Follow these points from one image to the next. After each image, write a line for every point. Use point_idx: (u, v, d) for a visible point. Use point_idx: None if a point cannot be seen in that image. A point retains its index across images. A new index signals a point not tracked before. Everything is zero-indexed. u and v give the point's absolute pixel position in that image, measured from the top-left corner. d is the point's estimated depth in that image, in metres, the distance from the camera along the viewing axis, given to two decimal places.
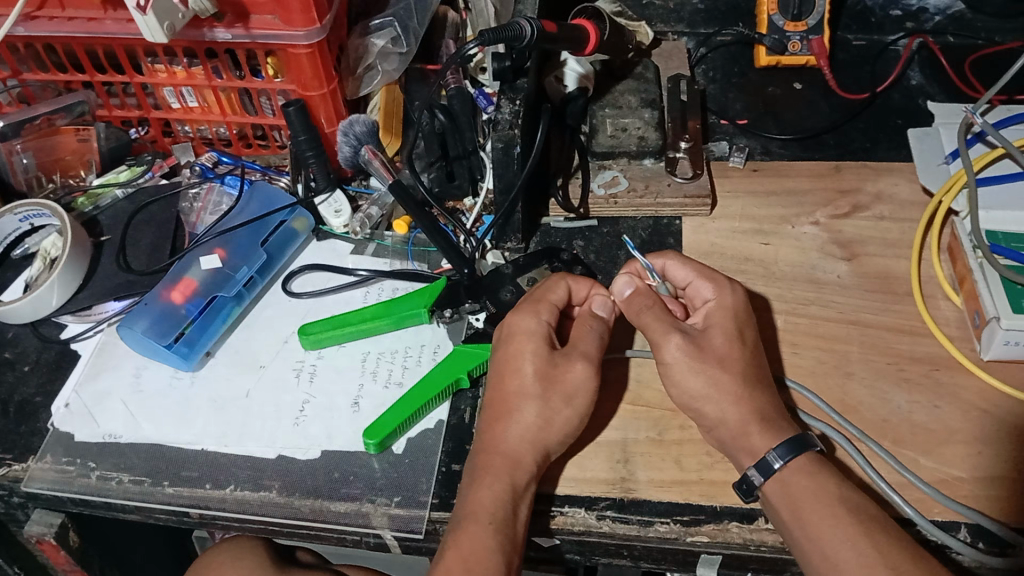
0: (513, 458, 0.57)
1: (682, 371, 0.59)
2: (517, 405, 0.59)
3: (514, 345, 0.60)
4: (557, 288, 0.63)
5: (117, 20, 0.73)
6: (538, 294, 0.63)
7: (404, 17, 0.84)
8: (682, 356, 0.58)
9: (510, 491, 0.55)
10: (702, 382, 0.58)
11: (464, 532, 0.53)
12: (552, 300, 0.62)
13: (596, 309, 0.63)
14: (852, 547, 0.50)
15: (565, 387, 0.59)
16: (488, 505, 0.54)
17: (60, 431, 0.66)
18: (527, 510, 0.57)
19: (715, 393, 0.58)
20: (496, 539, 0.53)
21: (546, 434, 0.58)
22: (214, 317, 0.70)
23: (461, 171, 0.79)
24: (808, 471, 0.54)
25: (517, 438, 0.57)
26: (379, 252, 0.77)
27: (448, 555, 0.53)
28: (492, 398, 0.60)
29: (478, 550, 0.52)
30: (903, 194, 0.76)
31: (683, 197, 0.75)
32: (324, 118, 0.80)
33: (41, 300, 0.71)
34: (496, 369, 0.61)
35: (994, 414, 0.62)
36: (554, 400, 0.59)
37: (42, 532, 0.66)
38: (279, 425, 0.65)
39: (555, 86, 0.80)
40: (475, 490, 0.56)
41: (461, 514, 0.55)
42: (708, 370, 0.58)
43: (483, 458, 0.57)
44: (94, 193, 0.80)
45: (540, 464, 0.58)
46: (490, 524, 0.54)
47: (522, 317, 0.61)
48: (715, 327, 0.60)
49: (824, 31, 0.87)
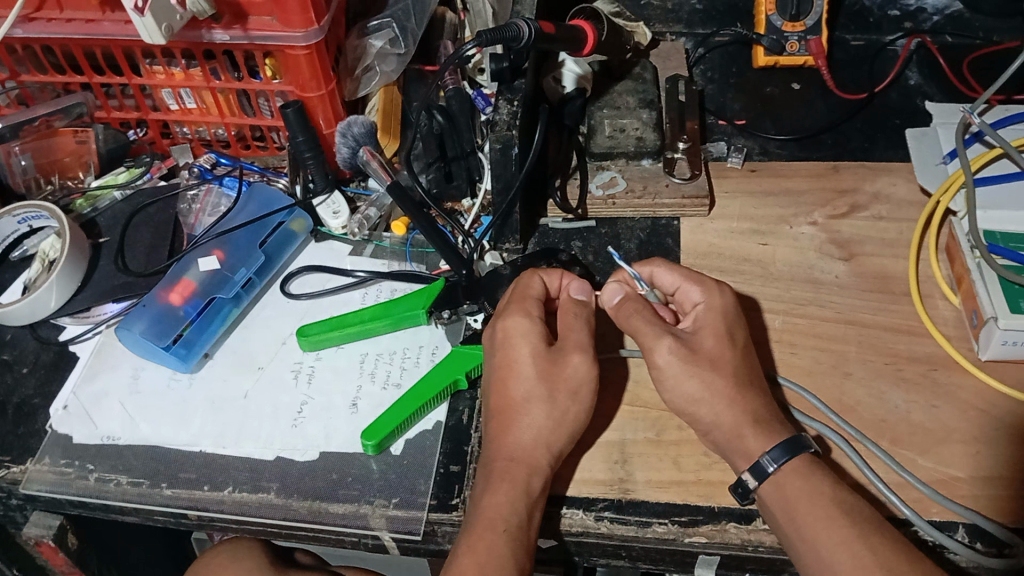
0: (526, 463, 0.57)
1: (675, 374, 0.58)
2: (524, 409, 0.59)
3: (510, 347, 0.61)
4: (532, 283, 0.63)
5: (114, 22, 0.73)
6: (520, 292, 0.63)
7: (402, 17, 0.84)
8: (675, 360, 0.58)
9: (524, 497, 0.56)
10: (697, 385, 0.58)
11: (479, 540, 0.53)
12: (533, 295, 0.63)
13: (573, 293, 0.63)
14: (846, 549, 0.50)
15: (568, 383, 0.59)
16: (504, 512, 0.54)
17: (58, 433, 0.66)
18: (540, 513, 0.57)
19: (709, 396, 0.58)
20: (510, 546, 0.53)
21: (554, 435, 0.58)
22: (213, 318, 0.70)
23: (459, 173, 0.79)
24: (803, 472, 0.54)
25: (530, 441, 0.58)
26: (376, 253, 0.77)
27: (462, 561, 0.53)
28: (495, 404, 0.60)
29: (496, 559, 0.52)
30: (901, 193, 0.76)
31: (681, 197, 0.75)
32: (323, 119, 0.80)
33: (40, 302, 0.71)
34: (495, 373, 0.61)
35: (993, 414, 0.62)
36: (561, 399, 0.59)
37: (41, 534, 0.67)
38: (277, 425, 0.65)
39: (553, 87, 0.80)
40: (489, 496, 0.56)
41: (476, 521, 0.55)
42: (701, 373, 0.58)
43: (492, 465, 0.57)
44: (94, 194, 0.80)
45: (552, 466, 0.58)
46: (505, 532, 0.54)
47: (514, 319, 0.61)
48: (704, 329, 0.60)
49: (822, 31, 0.87)
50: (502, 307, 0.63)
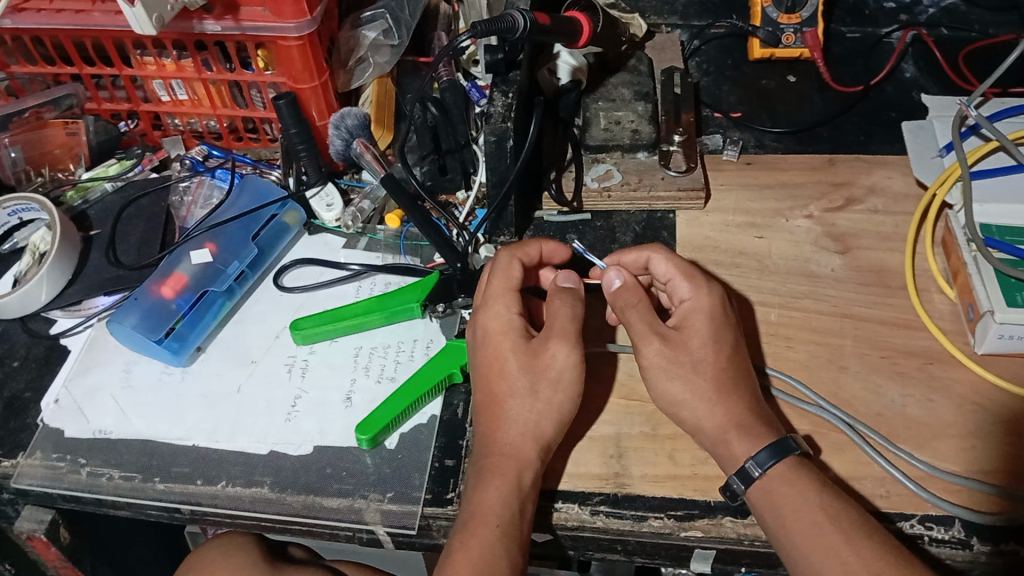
0: (513, 455, 0.57)
1: (659, 374, 0.59)
2: (511, 403, 0.58)
3: (492, 345, 0.60)
4: (512, 270, 0.62)
5: (105, 13, 0.71)
6: (502, 281, 0.62)
7: (395, 8, 0.84)
8: (658, 360, 0.59)
9: (515, 490, 0.55)
10: (678, 387, 0.58)
11: (472, 535, 0.53)
12: (514, 286, 0.62)
13: (561, 282, 0.63)
14: (834, 554, 0.50)
15: (551, 373, 0.59)
16: (496, 508, 0.54)
17: (49, 428, 0.65)
18: (533, 506, 0.57)
19: (690, 399, 0.58)
20: (503, 542, 0.53)
21: (542, 427, 0.58)
22: (205, 312, 0.70)
23: (454, 165, 0.78)
24: (788, 478, 0.54)
25: (517, 436, 0.57)
26: (371, 246, 0.76)
27: (456, 556, 0.53)
28: (481, 400, 0.60)
29: (486, 553, 0.52)
30: (897, 187, 0.76)
31: (677, 190, 0.75)
32: (316, 111, 0.79)
33: (30, 296, 0.70)
34: (479, 370, 0.61)
35: (988, 408, 0.62)
36: (544, 391, 0.59)
37: (32, 529, 0.66)
38: (271, 420, 0.64)
39: (548, 78, 0.79)
40: (481, 491, 0.55)
41: (469, 517, 0.55)
42: (683, 375, 0.58)
43: (484, 462, 0.57)
44: (83, 187, 0.80)
45: (541, 458, 0.58)
46: (497, 527, 0.54)
47: (493, 315, 0.61)
48: (691, 328, 0.60)
49: (818, 22, 0.86)
50: (481, 300, 0.63)
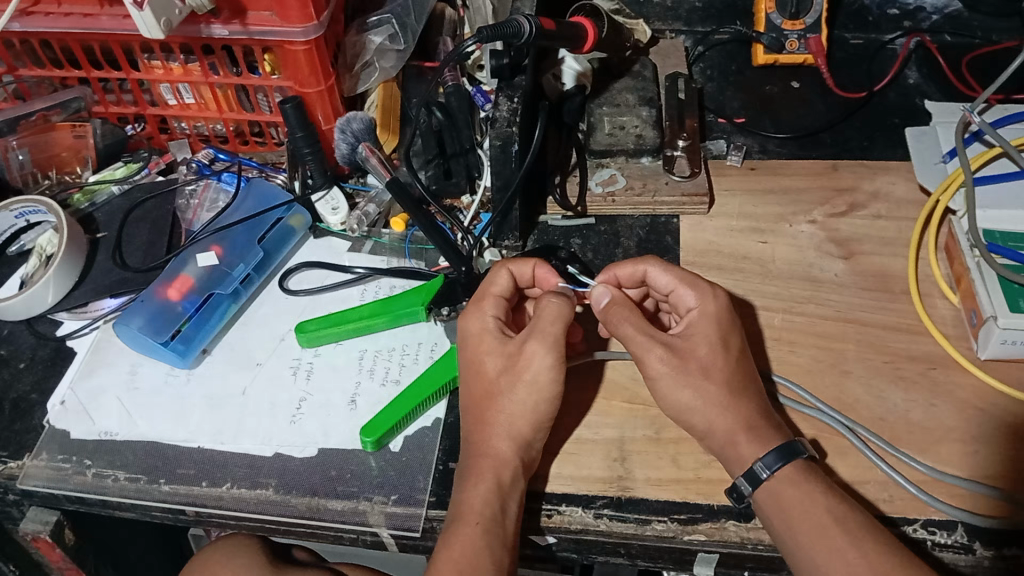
0: (498, 457, 0.57)
1: (667, 384, 0.58)
2: (493, 406, 0.59)
3: (472, 348, 0.61)
4: (497, 279, 0.62)
5: (113, 16, 0.72)
6: (484, 287, 0.63)
7: (401, 13, 0.85)
8: (666, 369, 0.58)
9: (497, 491, 0.56)
10: (689, 395, 0.58)
11: (455, 534, 0.54)
12: (496, 292, 0.62)
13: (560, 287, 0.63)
14: (839, 556, 0.50)
15: (552, 384, 0.58)
16: (477, 506, 0.55)
17: (55, 429, 0.66)
18: (517, 507, 0.57)
19: (702, 405, 0.57)
20: (485, 540, 0.53)
21: (521, 428, 0.58)
22: (211, 314, 0.70)
23: (458, 169, 0.79)
24: (796, 480, 0.54)
25: (505, 439, 0.58)
26: (376, 250, 0.77)
27: (441, 557, 0.53)
28: (469, 404, 0.60)
29: (469, 552, 0.53)
30: (900, 192, 0.77)
31: (681, 195, 0.75)
32: (322, 115, 0.80)
33: (36, 297, 0.71)
34: (465, 372, 0.61)
35: (991, 413, 0.62)
36: (546, 401, 0.59)
37: (37, 530, 0.67)
38: (275, 422, 0.65)
39: (552, 83, 0.80)
40: (467, 493, 0.56)
41: (456, 516, 0.55)
42: (693, 383, 0.58)
43: (470, 463, 0.58)
44: (90, 189, 0.80)
45: (523, 459, 0.58)
46: (478, 525, 0.54)
47: (472, 321, 0.62)
48: (695, 335, 0.60)
49: (822, 29, 0.87)
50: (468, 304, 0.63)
